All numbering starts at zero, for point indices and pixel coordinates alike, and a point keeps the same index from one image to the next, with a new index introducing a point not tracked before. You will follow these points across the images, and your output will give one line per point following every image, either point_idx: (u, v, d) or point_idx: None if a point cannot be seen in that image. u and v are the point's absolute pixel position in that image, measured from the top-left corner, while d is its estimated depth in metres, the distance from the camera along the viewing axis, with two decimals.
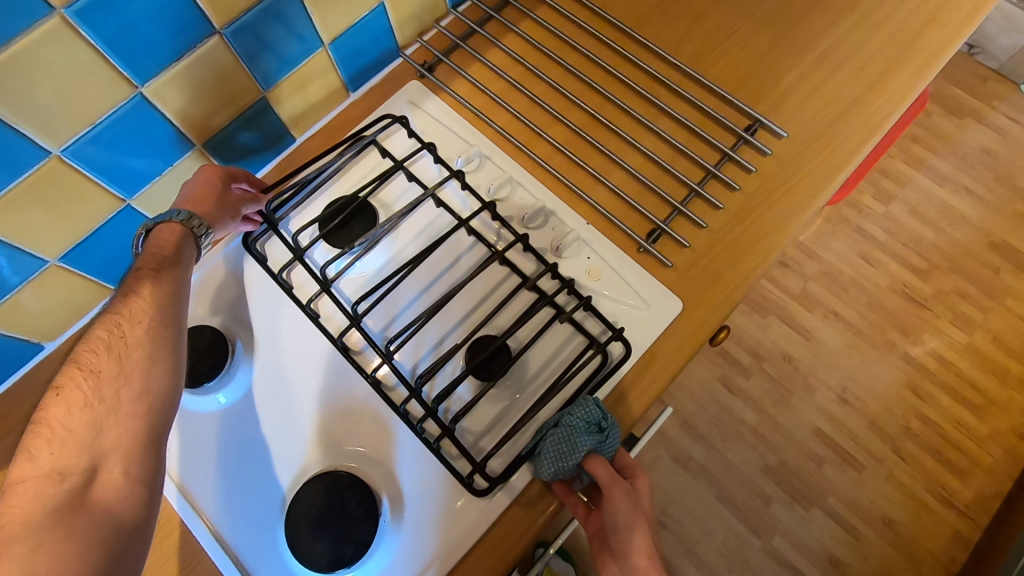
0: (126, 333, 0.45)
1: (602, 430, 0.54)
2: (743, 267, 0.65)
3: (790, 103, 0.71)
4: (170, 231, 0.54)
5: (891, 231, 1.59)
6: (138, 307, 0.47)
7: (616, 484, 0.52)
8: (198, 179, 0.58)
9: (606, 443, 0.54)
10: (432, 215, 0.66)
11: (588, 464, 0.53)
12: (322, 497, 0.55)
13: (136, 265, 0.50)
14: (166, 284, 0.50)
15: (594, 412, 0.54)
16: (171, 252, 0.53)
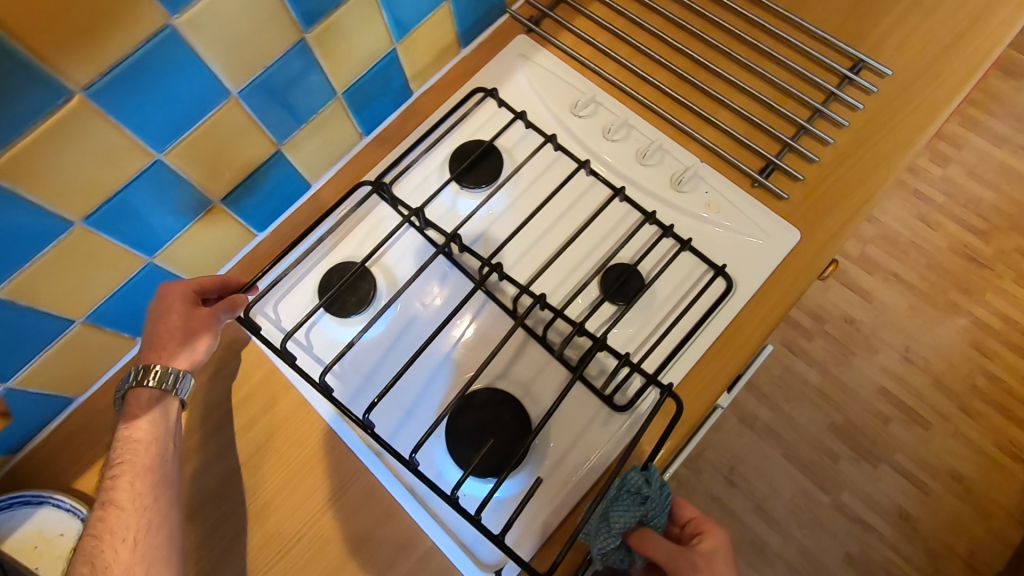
0: (115, 556, 0.47)
1: (643, 493, 0.53)
2: (856, 197, 0.67)
3: (891, 43, 0.73)
4: (144, 410, 0.53)
5: (949, 193, 1.59)
6: (119, 520, 0.49)
7: (676, 558, 0.55)
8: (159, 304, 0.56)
9: (650, 510, 0.53)
10: (551, 159, 0.71)
11: (637, 539, 0.54)
12: (478, 413, 0.59)
13: (110, 464, 0.51)
14: (145, 480, 0.51)
15: (636, 482, 0.53)
16: (145, 444, 0.52)
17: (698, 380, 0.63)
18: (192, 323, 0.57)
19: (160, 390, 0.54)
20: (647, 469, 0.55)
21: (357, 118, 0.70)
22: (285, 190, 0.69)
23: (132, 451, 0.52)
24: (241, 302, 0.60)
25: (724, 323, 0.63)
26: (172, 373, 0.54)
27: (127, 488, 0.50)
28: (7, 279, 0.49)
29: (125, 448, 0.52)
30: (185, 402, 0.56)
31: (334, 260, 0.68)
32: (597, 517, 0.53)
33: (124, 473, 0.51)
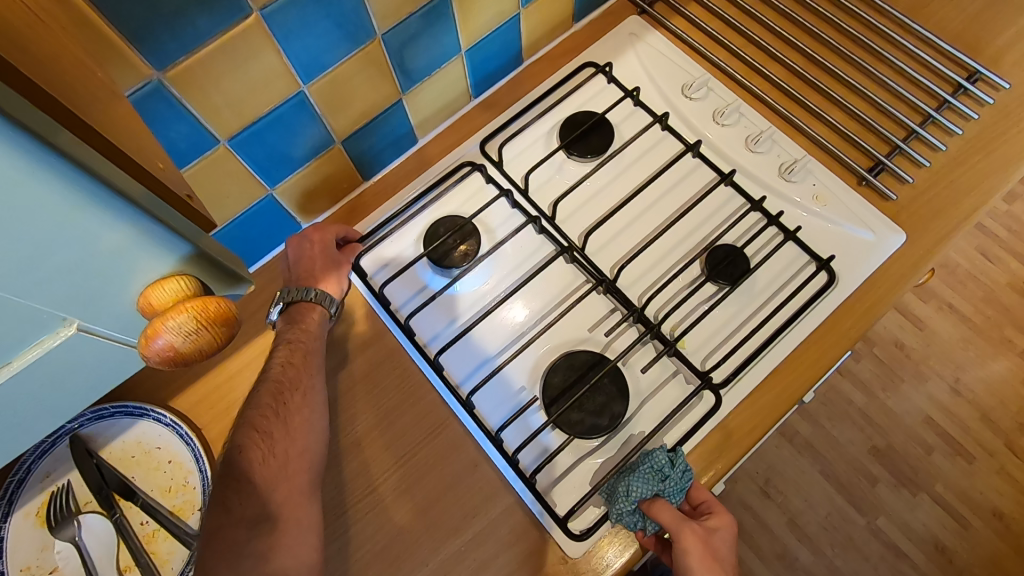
0: (289, 400, 0.55)
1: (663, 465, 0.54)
2: (966, 204, 0.67)
3: (1008, 58, 0.73)
4: (309, 313, 0.61)
5: (1013, 229, 1.57)
6: (294, 375, 0.57)
7: (683, 526, 0.52)
8: (299, 252, 0.64)
9: (669, 488, 0.53)
10: (657, 138, 0.71)
11: (651, 507, 0.52)
12: (572, 375, 0.60)
13: (285, 337, 0.59)
14: (310, 358, 0.59)
15: (659, 460, 0.53)
16: (312, 332, 0.61)
17: (795, 367, 0.62)
18: (337, 260, 0.64)
19: (318, 303, 0.62)
20: (674, 452, 0.55)
21: (470, 78, 0.71)
22: (395, 141, 0.70)
23: (301, 329, 0.60)
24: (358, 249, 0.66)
25: (825, 314, 0.63)
26: (327, 297, 0.62)
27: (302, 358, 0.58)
28: (188, 165, 0.52)
29: (296, 331, 0.60)
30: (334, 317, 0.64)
31: (439, 214, 0.69)
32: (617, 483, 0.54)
33: (293, 345, 0.59)
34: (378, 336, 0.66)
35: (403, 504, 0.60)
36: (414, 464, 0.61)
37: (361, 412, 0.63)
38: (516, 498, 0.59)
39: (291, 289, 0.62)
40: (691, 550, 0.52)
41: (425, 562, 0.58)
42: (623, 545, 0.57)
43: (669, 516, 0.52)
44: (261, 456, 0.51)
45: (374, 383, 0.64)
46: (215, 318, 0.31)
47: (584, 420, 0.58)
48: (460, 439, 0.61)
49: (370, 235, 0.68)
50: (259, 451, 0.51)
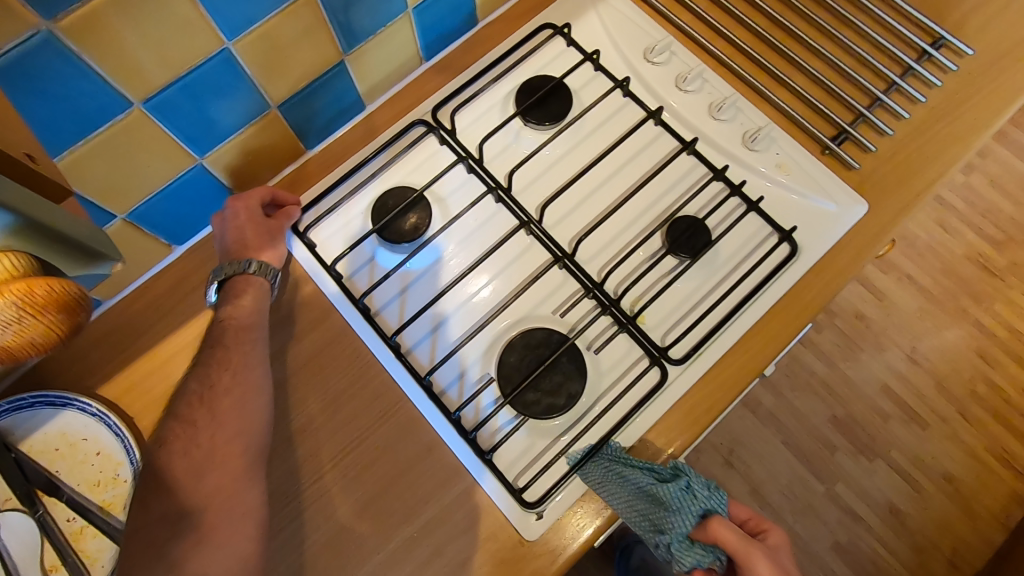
0: (215, 382, 0.52)
1: (682, 478, 0.50)
2: (928, 173, 0.66)
3: (972, 23, 0.71)
4: (247, 285, 0.57)
5: (970, 202, 1.59)
6: (226, 355, 0.54)
7: (750, 547, 0.46)
8: (230, 223, 0.59)
9: (705, 503, 0.48)
10: (617, 105, 0.68)
11: (706, 532, 0.47)
12: (529, 353, 0.57)
13: (221, 317, 0.55)
14: (246, 335, 0.55)
15: (679, 481, 0.49)
16: (250, 310, 0.56)
17: (758, 340, 0.60)
18: (269, 226, 0.60)
19: (259, 277, 0.58)
20: (685, 467, 0.51)
21: (420, 39, 0.66)
22: (340, 108, 0.65)
23: (237, 307, 0.56)
24: (294, 212, 0.62)
25: (788, 285, 0.61)
26: (268, 270, 0.58)
27: (233, 339, 0.54)
28: (94, 132, 0.47)
29: (232, 307, 0.56)
30: (276, 293, 0.60)
31: (389, 185, 0.65)
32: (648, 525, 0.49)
33: (228, 324, 0.55)
34: (324, 315, 0.62)
35: (352, 492, 0.57)
36: (365, 447, 0.58)
37: (307, 396, 0.60)
38: (471, 482, 0.56)
39: (226, 266, 0.57)
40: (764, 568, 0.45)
41: (375, 551, 0.55)
42: (582, 525, 0.55)
43: (735, 534, 0.46)
44: (184, 448, 0.49)
45: (321, 365, 0.61)
46: (79, 301, 0.37)
47: (540, 400, 0.56)
48: (413, 422, 0.58)
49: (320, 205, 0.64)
50: (181, 443, 0.49)
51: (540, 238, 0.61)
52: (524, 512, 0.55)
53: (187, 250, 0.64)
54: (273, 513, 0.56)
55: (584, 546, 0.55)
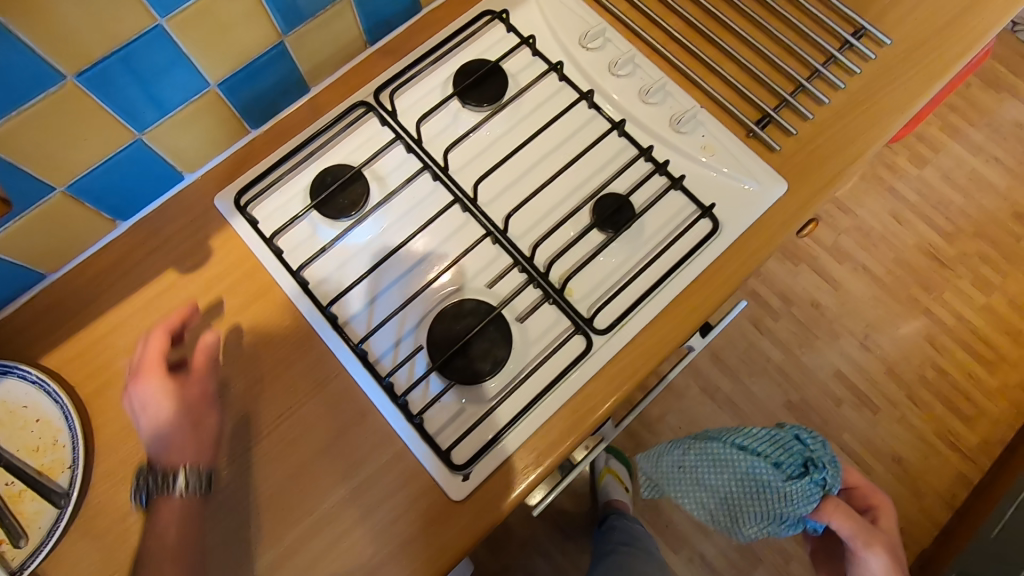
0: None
1: (814, 469, 0.61)
2: (845, 155, 0.69)
3: (892, 13, 0.75)
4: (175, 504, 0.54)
5: (922, 194, 1.65)
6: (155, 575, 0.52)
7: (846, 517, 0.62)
8: (148, 415, 0.55)
9: (830, 479, 0.61)
10: (553, 88, 0.70)
11: (827, 511, 0.62)
12: (458, 321, 0.59)
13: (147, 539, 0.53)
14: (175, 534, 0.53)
15: (796, 445, 0.63)
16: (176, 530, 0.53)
17: (679, 312, 0.63)
18: (190, 401, 0.57)
19: (186, 491, 0.54)
20: (797, 429, 0.64)
21: (362, 22, 0.68)
22: (283, 89, 0.67)
23: (158, 531, 0.53)
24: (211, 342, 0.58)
25: (709, 260, 0.65)
26: (191, 480, 0.54)
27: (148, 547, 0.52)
28: (27, 103, 0.48)
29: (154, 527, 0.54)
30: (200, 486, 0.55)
31: (329, 163, 0.67)
32: (756, 492, 0.63)
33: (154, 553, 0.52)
34: (264, 289, 0.64)
35: (288, 455, 0.59)
36: (302, 414, 0.60)
37: (246, 366, 0.62)
38: (402, 445, 0.59)
39: (146, 488, 0.55)
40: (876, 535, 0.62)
41: (311, 510, 0.58)
42: (508, 484, 0.58)
43: (846, 519, 0.61)
44: None
45: (260, 337, 0.62)
46: None
47: (466, 366, 0.58)
48: (349, 390, 0.61)
49: (262, 179, 0.65)
50: None
51: (471, 213, 0.64)
52: (450, 474, 0.57)
53: (132, 226, 0.65)
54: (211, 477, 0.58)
55: (510, 506, 0.57)
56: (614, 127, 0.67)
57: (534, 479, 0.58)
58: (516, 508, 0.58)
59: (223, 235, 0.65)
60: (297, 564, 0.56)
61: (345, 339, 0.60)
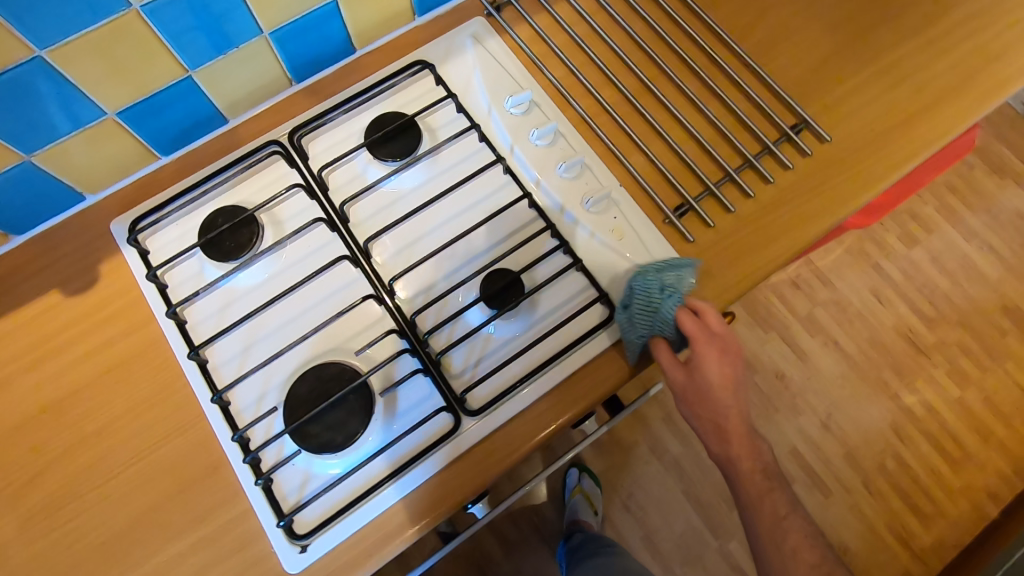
0: None
1: (667, 298, 0.58)
2: (762, 254, 0.67)
3: (838, 110, 0.73)
4: None
5: (908, 274, 1.59)
6: None
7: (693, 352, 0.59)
8: None
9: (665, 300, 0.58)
10: (473, 148, 0.69)
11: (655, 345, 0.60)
12: (321, 386, 0.59)
13: None
14: None
15: (650, 282, 0.59)
16: None
17: (557, 401, 0.62)
18: None
19: None
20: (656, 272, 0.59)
21: (285, 63, 0.67)
22: (196, 120, 0.66)
23: None
24: None
25: (594, 351, 0.63)
26: None
27: None
28: None
29: None
30: None
31: (229, 200, 0.66)
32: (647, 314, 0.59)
33: None
34: (145, 323, 0.64)
35: (137, 498, 0.59)
36: (160, 457, 0.60)
37: (114, 398, 0.62)
38: (248, 506, 0.59)
39: None
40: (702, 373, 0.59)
41: (147, 559, 0.57)
42: (348, 559, 0.58)
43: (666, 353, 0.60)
44: None
45: (133, 372, 0.62)
46: None
47: (320, 433, 0.57)
48: (207, 438, 0.61)
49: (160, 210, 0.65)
50: None
51: (360, 268, 0.62)
52: (290, 542, 0.57)
53: (26, 242, 0.65)
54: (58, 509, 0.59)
55: None
56: (522, 196, 0.65)
57: (379, 556, 0.58)
58: None
59: (114, 262, 0.65)
60: None
61: (209, 387, 0.60)
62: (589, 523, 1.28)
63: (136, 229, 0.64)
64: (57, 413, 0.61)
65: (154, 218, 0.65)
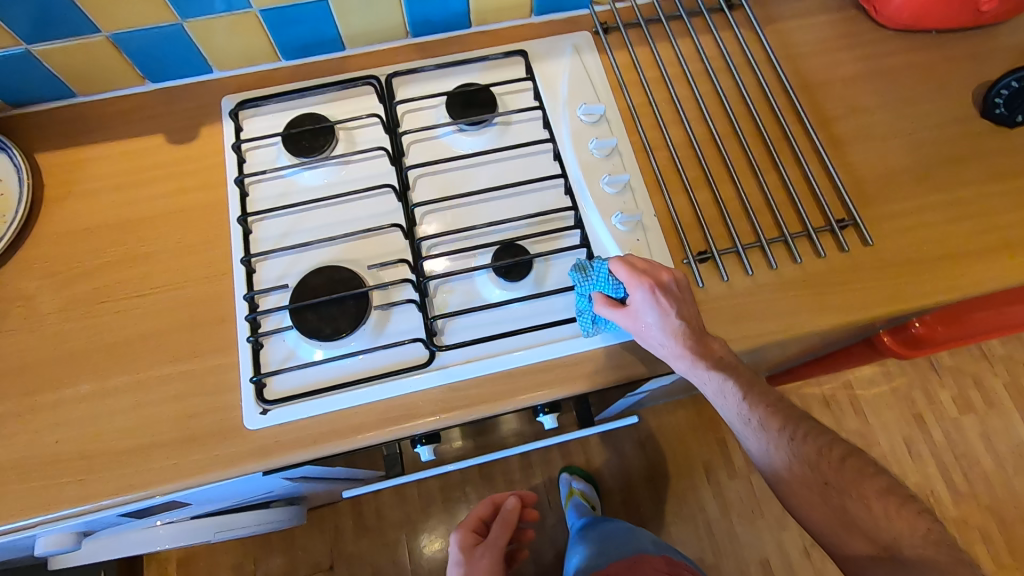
0: None
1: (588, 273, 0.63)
2: (765, 323, 0.69)
3: (891, 222, 0.73)
4: None
5: (949, 439, 1.50)
6: None
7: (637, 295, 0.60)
8: None
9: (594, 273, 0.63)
10: (537, 138, 0.75)
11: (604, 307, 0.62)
12: (330, 284, 0.66)
13: None
14: None
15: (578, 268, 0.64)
16: None
17: (521, 379, 0.66)
18: None
19: None
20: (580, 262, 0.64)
21: (407, 17, 0.77)
22: (320, 38, 0.77)
23: None
24: None
25: (571, 347, 0.67)
26: None
27: None
28: None
29: None
30: None
31: (320, 110, 0.76)
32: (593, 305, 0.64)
33: None
34: (216, 185, 0.74)
35: (150, 319, 0.69)
36: (183, 293, 0.70)
37: (168, 234, 0.72)
38: (234, 360, 0.67)
39: None
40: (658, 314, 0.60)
41: (138, 370, 0.67)
42: (293, 438, 0.64)
43: (617, 313, 0.62)
44: None
45: (192, 220, 0.73)
46: None
47: (314, 320, 0.65)
48: (222, 294, 0.69)
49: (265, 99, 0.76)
50: None
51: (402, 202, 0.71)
52: (255, 403, 0.65)
53: (156, 90, 0.78)
54: (92, 303, 0.70)
55: (278, 455, 0.63)
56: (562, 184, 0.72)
57: (316, 446, 0.63)
58: (283, 461, 0.64)
59: (213, 128, 0.76)
60: (106, 400, 0.65)
61: (244, 251, 0.69)
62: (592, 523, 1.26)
63: (240, 107, 0.75)
64: (123, 229, 0.73)
65: (257, 105, 0.75)
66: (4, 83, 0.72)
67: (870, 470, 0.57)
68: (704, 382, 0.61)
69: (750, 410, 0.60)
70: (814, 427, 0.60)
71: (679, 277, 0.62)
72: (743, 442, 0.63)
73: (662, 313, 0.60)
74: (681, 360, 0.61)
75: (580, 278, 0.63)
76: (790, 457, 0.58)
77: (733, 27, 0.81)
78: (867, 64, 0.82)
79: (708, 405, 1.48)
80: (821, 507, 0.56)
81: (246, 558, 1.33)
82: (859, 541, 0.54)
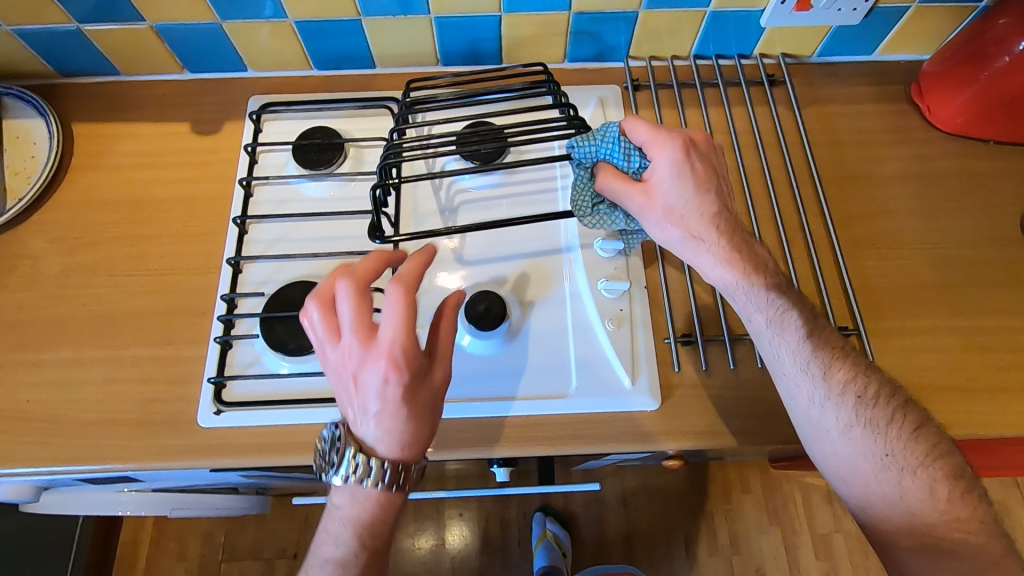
0: None
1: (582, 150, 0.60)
2: (739, 424, 0.64)
3: (900, 340, 0.68)
4: None
5: None
6: None
7: (659, 150, 0.57)
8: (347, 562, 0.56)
9: (598, 140, 0.59)
10: (545, 190, 0.75)
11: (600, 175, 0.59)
12: (305, 298, 0.67)
13: None
14: None
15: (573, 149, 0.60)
16: None
17: (473, 431, 0.65)
18: None
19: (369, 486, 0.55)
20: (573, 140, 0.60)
21: (439, 45, 0.77)
22: (352, 54, 0.78)
23: None
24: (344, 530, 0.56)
25: (526, 406, 0.65)
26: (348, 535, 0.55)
27: None
28: None
29: None
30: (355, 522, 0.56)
31: (336, 125, 0.77)
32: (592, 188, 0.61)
33: None
34: (226, 182, 0.76)
35: (137, 299, 0.71)
36: (171, 280, 0.72)
37: (172, 220, 0.75)
38: (203, 355, 0.69)
39: None
40: (683, 176, 0.56)
41: (113, 347, 0.69)
42: (239, 443, 0.65)
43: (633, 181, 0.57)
44: None
45: (196, 211, 0.75)
46: None
47: (280, 333, 0.66)
48: (207, 289, 0.71)
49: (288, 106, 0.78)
50: None
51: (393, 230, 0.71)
52: (210, 402, 0.66)
53: (192, 80, 0.82)
54: (88, 274, 0.73)
55: (222, 458, 0.64)
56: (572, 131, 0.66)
57: (259, 457, 0.64)
58: (227, 463, 0.65)
59: (236, 126, 0.79)
60: (78, 371, 0.68)
61: (234, 252, 0.71)
62: (559, 569, 1.26)
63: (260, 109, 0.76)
64: (132, 208, 0.76)
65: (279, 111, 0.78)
66: (54, 53, 0.76)
67: (945, 448, 0.53)
68: (761, 309, 0.57)
69: (811, 354, 0.56)
70: (884, 386, 0.55)
71: (705, 146, 0.59)
72: (782, 391, 0.58)
73: (688, 178, 0.56)
74: (728, 271, 0.57)
75: (582, 145, 0.60)
76: (851, 419, 0.54)
77: (770, 103, 0.78)
78: (912, 163, 0.76)
79: (701, 474, 1.42)
80: (874, 475, 0.52)
81: (217, 529, 1.33)
82: (903, 512, 0.51)
